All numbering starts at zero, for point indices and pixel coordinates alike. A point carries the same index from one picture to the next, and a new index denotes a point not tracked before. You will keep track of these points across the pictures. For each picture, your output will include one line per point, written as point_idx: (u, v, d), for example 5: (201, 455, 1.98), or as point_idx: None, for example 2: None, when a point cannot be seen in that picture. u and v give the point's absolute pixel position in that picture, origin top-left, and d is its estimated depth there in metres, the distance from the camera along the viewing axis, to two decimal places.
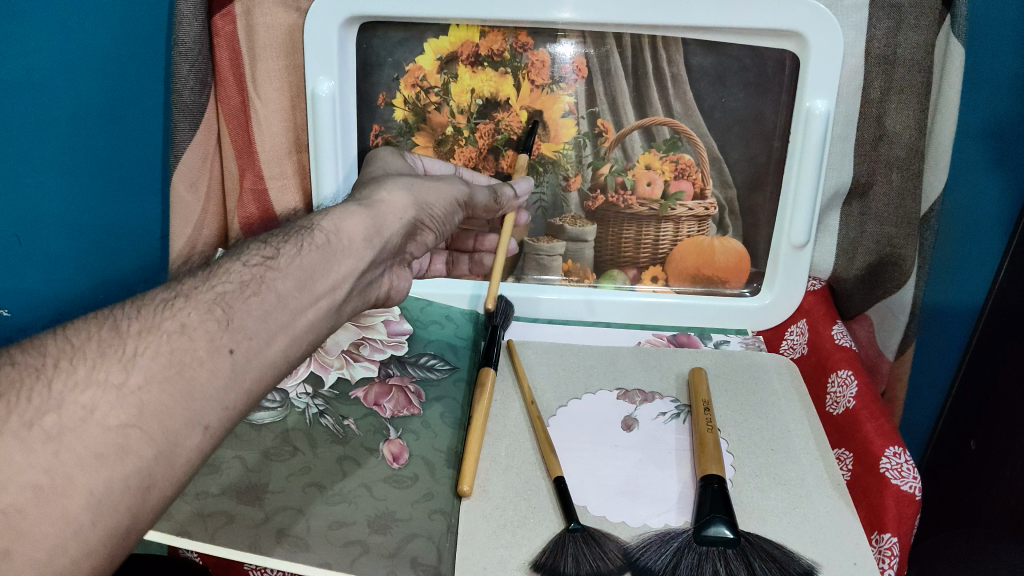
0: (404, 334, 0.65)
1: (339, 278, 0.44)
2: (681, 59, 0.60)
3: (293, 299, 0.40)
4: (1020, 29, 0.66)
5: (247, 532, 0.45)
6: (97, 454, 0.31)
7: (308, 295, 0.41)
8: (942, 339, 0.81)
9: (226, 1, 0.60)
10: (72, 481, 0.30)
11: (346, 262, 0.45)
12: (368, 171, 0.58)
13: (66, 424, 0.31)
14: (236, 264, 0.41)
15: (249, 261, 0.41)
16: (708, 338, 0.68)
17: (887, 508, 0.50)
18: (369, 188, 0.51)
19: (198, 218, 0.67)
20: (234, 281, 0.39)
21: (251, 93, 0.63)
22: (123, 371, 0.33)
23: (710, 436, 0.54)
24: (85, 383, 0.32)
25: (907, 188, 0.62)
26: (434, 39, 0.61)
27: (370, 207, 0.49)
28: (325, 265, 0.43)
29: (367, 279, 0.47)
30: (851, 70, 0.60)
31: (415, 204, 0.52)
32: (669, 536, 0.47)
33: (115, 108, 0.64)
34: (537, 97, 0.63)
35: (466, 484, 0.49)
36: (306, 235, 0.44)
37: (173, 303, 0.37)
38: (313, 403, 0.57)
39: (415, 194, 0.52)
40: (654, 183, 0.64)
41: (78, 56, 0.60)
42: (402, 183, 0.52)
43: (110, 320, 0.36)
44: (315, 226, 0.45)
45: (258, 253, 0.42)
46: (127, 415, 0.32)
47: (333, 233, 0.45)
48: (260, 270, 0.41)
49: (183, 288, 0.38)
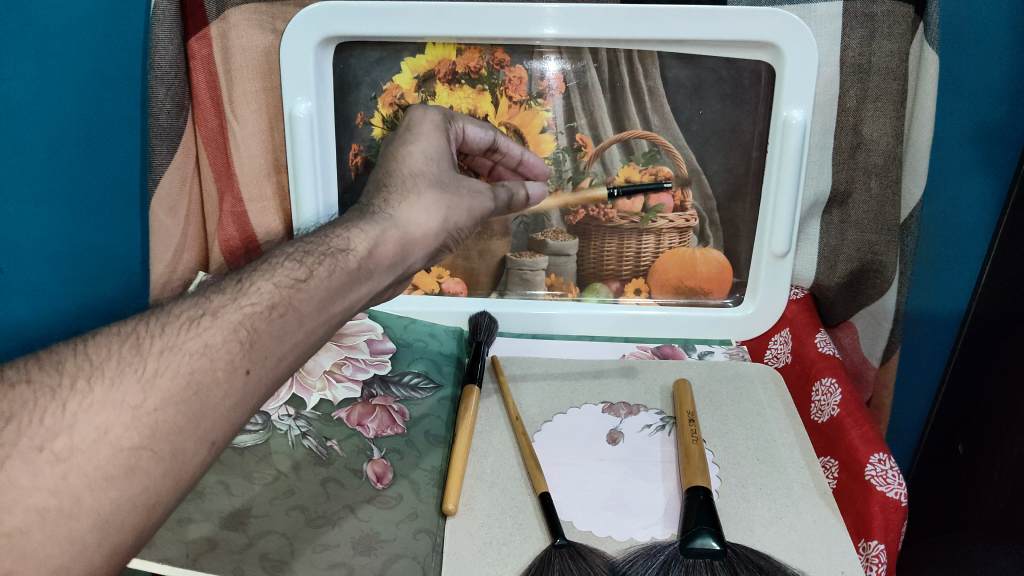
0: (388, 353, 0.65)
1: (354, 301, 0.42)
2: (657, 72, 0.60)
3: (311, 322, 0.38)
4: (994, 40, 0.67)
5: (230, 557, 0.45)
6: (106, 476, 0.30)
7: (325, 317, 0.39)
8: (927, 346, 0.82)
9: (202, 24, 0.60)
10: (80, 503, 0.29)
11: (366, 287, 0.42)
12: (396, 143, 0.51)
13: (77, 446, 0.30)
14: (265, 282, 0.38)
15: (279, 282, 0.38)
16: (692, 350, 0.68)
17: (873, 517, 0.50)
18: (403, 196, 0.46)
19: (179, 240, 0.67)
20: (263, 303, 0.37)
21: (229, 115, 0.63)
22: (140, 393, 0.32)
23: (695, 447, 0.54)
24: (100, 404, 0.31)
25: (885, 195, 0.63)
26: (411, 58, 0.61)
27: (399, 228, 0.45)
28: (347, 289, 0.41)
29: (376, 299, 0.45)
30: (826, 80, 0.60)
31: (445, 227, 0.47)
32: (655, 548, 0.47)
33: (92, 129, 0.64)
34: (516, 113, 0.63)
35: (451, 502, 0.49)
36: (338, 257, 0.41)
37: (199, 322, 0.35)
38: (296, 425, 0.57)
39: (448, 214, 0.48)
40: (634, 197, 0.64)
41: (58, 77, 0.60)
42: (438, 201, 0.47)
43: (132, 336, 0.34)
44: (351, 246, 0.42)
45: (288, 272, 0.39)
46: (140, 436, 0.31)
47: (365, 258, 0.42)
48: (289, 294, 0.38)
49: (209, 304, 0.36)
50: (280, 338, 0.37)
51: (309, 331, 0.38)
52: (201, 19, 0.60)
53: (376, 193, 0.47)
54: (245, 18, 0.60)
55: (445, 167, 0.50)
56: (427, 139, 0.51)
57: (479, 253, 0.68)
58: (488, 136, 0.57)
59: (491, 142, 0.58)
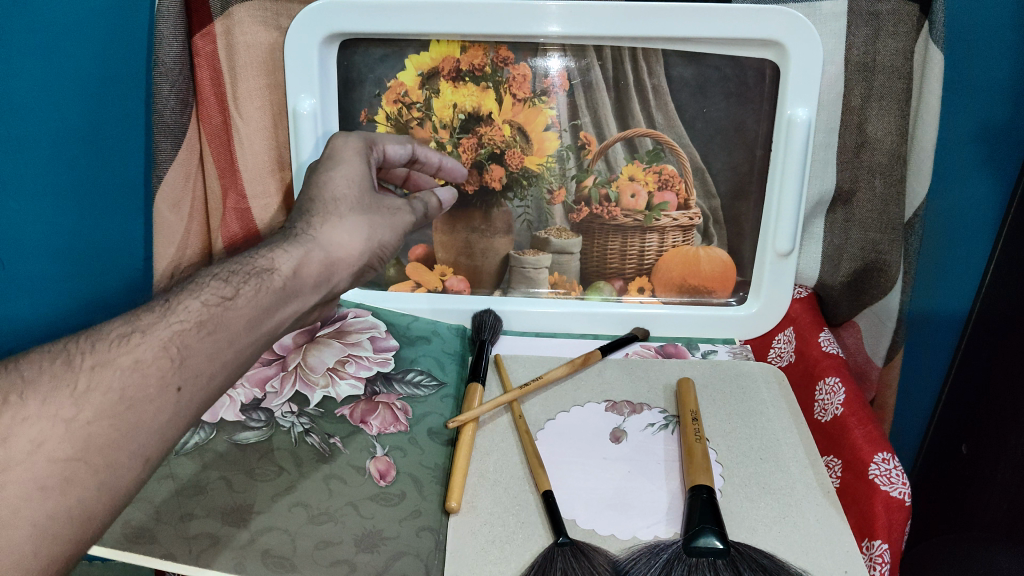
0: (390, 351, 0.65)
1: (283, 318, 0.45)
2: (662, 70, 0.60)
3: (239, 338, 0.41)
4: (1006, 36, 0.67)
5: (231, 554, 0.44)
6: (42, 487, 0.32)
7: (254, 334, 0.42)
8: (931, 345, 0.82)
9: (205, 21, 0.60)
10: (17, 513, 0.31)
11: (291, 305, 0.45)
12: (318, 172, 0.51)
13: (13, 458, 0.31)
14: (193, 300, 0.40)
15: (207, 299, 0.40)
16: (696, 348, 0.68)
17: (877, 516, 0.50)
18: (325, 219, 0.49)
19: (182, 237, 0.67)
20: (191, 318, 0.39)
21: (233, 111, 0.63)
22: (74, 407, 0.33)
23: (699, 446, 0.53)
24: (36, 418, 0.32)
25: (889, 195, 0.63)
26: (415, 55, 0.61)
27: (322, 249, 0.47)
28: (275, 307, 0.43)
29: (302, 317, 0.48)
30: (830, 79, 0.60)
31: (370, 245, 0.50)
32: (658, 548, 0.47)
33: (93, 126, 0.64)
34: (521, 110, 0.62)
35: (455, 500, 0.49)
36: (266, 276, 0.44)
37: (128, 339, 0.37)
38: (299, 422, 0.57)
39: (372, 233, 0.50)
40: (638, 195, 0.64)
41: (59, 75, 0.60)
42: (361, 222, 0.50)
43: (64, 353, 0.36)
44: (275, 266, 0.45)
45: (215, 290, 0.41)
46: (74, 449, 0.33)
47: (291, 277, 0.45)
48: (217, 311, 0.40)
49: (139, 321, 0.38)
50: (209, 352, 0.39)
51: (237, 349, 0.41)
52: (205, 15, 0.60)
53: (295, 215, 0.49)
54: (250, 15, 0.60)
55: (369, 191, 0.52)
56: (352, 163, 0.52)
57: (482, 251, 0.68)
58: (405, 150, 0.59)
59: (408, 155, 0.59)
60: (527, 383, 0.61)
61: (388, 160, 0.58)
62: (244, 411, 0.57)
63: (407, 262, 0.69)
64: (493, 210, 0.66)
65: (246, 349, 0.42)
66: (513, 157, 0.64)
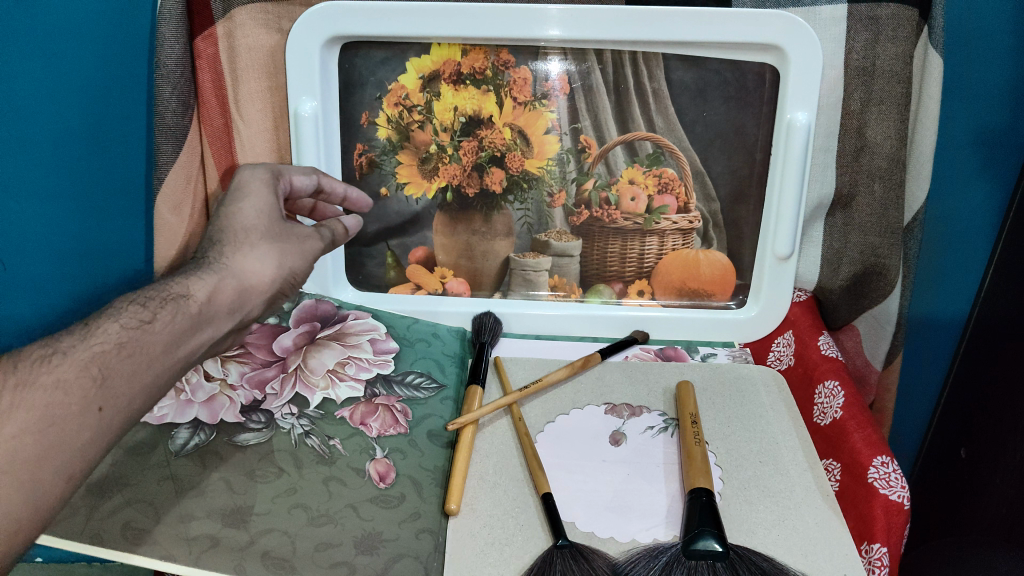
0: (390, 352, 0.64)
1: (198, 345, 0.44)
2: (662, 74, 0.61)
3: (160, 360, 0.41)
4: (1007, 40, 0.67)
5: (231, 555, 0.44)
6: None
7: (172, 357, 0.42)
8: (930, 350, 0.82)
9: (208, 23, 0.61)
10: None
11: (205, 332, 0.44)
12: (224, 204, 0.48)
13: None
14: (111, 323, 0.40)
15: (126, 322, 0.40)
16: (695, 351, 0.68)
17: (875, 520, 0.50)
18: (236, 247, 0.46)
19: (183, 242, 0.66)
20: (112, 340, 0.39)
21: (234, 114, 0.64)
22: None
23: (698, 450, 0.54)
24: None
25: (888, 199, 0.63)
26: (416, 58, 0.61)
27: (236, 277, 0.45)
28: (189, 334, 0.43)
29: (218, 343, 0.47)
30: (829, 84, 0.60)
31: (281, 274, 0.48)
32: (658, 551, 0.47)
33: (100, 125, 0.64)
34: (521, 114, 0.63)
35: (454, 502, 0.50)
36: (181, 302, 0.43)
37: (50, 359, 0.37)
38: (298, 423, 0.56)
39: (284, 260, 0.48)
40: (638, 198, 0.64)
41: (63, 74, 0.60)
42: (273, 250, 0.47)
43: None
44: (189, 293, 0.43)
45: (132, 313, 0.41)
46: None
47: (205, 303, 0.44)
48: (136, 334, 0.40)
49: (59, 343, 0.38)
50: (130, 374, 0.39)
51: (158, 372, 0.41)
52: (207, 18, 0.60)
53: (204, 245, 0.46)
54: (251, 18, 0.60)
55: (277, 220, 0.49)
56: (257, 194, 0.49)
57: (482, 254, 0.68)
58: (312, 180, 0.56)
59: (313, 184, 0.56)
60: (526, 385, 0.61)
61: (295, 191, 0.55)
62: (244, 412, 0.56)
63: (406, 264, 0.69)
64: (493, 213, 0.66)
65: (166, 375, 0.42)
66: (514, 160, 0.64)
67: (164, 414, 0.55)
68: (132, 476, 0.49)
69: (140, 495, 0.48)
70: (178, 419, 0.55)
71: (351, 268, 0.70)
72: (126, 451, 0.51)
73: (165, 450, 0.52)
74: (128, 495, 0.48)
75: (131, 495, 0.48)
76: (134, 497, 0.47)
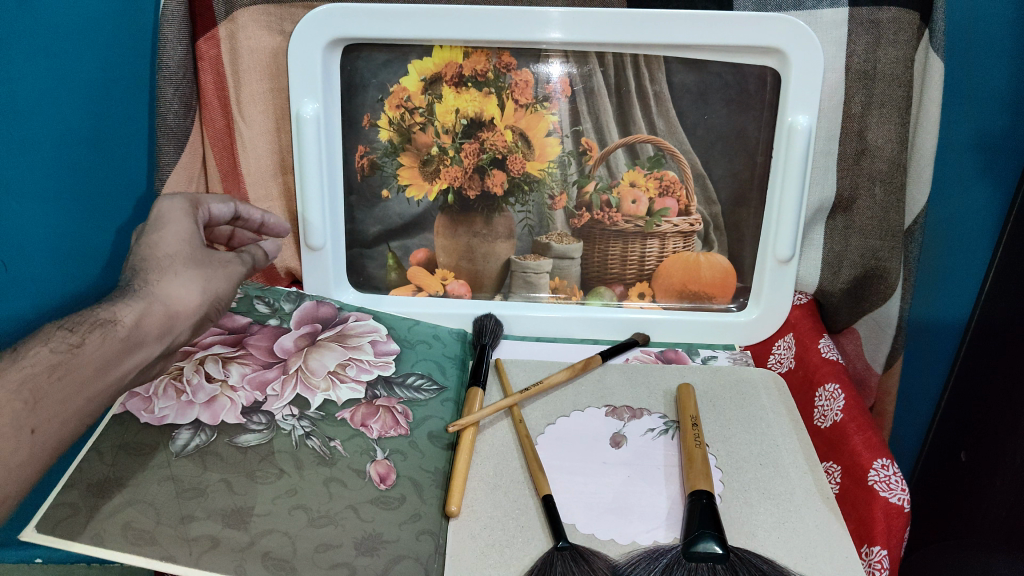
0: (391, 354, 0.63)
1: (128, 369, 0.46)
2: (663, 77, 0.61)
3: (90, 384, 0.43)
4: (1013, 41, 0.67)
5: (231, 556, 0.44)
6: None
7: (102, 380, 0.44)
8: (930, 354, 0.82)
9: (210, 25, 0.61)
10: None
11: (135, 356, 0.46)
12: (144, 233, 0.51)
13: None
14: (42, 346, 0.42)
15: (57, 346, 0.42)
16: (696, 353, 0.68)
17: (876, 523, 0.50)
18: (161, 273, 0.48)
19: None
20: (43, 363, 0.41)
21: (236, 115, 0.63)
22: None
23: (699, 452, 0.54)
24: None
25: (889, 202, 0.63)
26: (418, 60, 0.62)
27: (162, 302, 0.47)
28: (119, 359, 0.45)
29: (147, 367, 0.48)
30: (830, 87, 0.60)
31: (205, 299, 0.50)
32: (658, 553, 0.47)
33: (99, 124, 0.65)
34: (523, 116, 0.63)
35: (454, 504, 0.50)
36: (110, 326, 0.44)
37: None
38: (299, 425, 0.55)
39: (206, 287, 0.50)
40: (639, 201, 0.65)
41: (68, 71, 0.60)
42: (195, 276, 0.50)
43: None
44: (118, 317, 0.45)
45: (63, 338, 0.43)
46: None
47: (133, 327, 0.45)
48: (68, 357, 0.42)
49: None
50: (62, 394, 0.41)
51: (88, 396, 0.43)
52: (209, 20, 0.61)
53: (127, 271, 0.48)
54: (254, 20, 0.60)
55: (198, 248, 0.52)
56: (177, 223, 0.52)
57: (483, 256, 0.68)
58: (229, 208, 0.58)
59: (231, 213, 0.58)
60: (526, 387, 0.61)
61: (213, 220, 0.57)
62: (245, 413, 0.54)
63: (407, 265, 0.69)
64: (494, 215, 0.66)
65: (97, 397, 0.44)
66: (515, 163, 0.64)
67: (164, 414, 0.53)
68: (132, 477, 0.48)
69: (141, 496, 0.47)
70: (179, 419, 0.53)
71: (351, 269, 0.70)
72: (126, 451, 0.50)
73: (165, 452, 0.51)
74: (128, 496, 0.47)
75: (131, 496, 0.47)
76: (135, 498, 0.47)
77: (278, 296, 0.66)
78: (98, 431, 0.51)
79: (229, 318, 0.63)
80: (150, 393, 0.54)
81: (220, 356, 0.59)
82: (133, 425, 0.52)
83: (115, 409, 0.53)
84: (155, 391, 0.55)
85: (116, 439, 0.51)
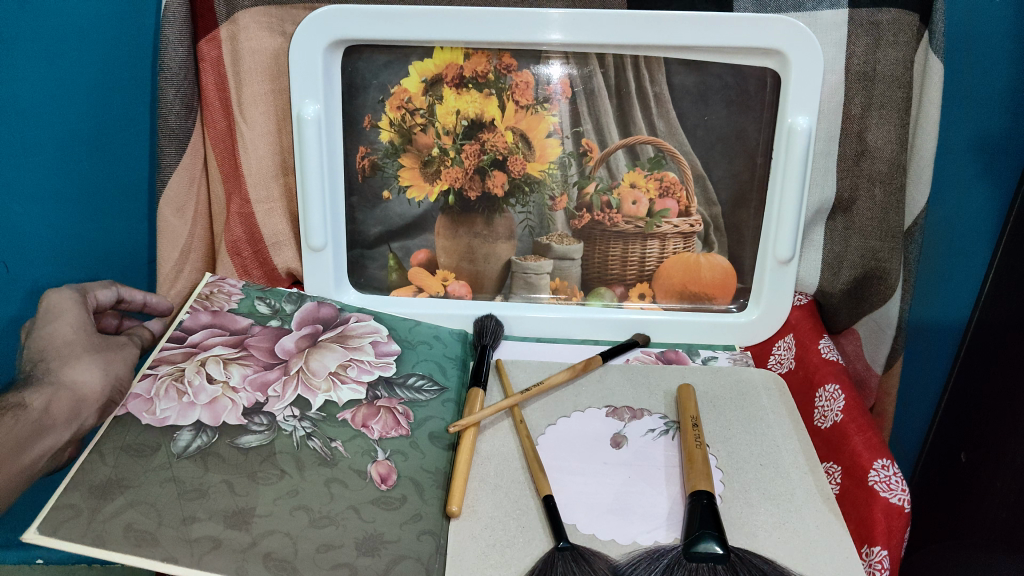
0: (392, 355, 0.63)
1: (45, 449, 0.50)
2: (663, 78, 0.61)
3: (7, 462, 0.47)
4: (1015, 41, 0.68)
5: (234, 557, 0.45)
6: None
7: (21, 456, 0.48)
8: (930, 354, 0.82)
9: (211, 27, 0.61)
10: None
11: (49, 438, 0.50)
12: (35, 329, 0.56)
13: None
14: None
15: None
16: (696, 354, 0.67)
17: (876, 523, 0.50)
18: (62, 363, 0.54)
19: (185, 241, 0.67)
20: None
21: (238, 117, 0.64)
22: None
23: (699, 452, 0.54)
24: None
25: (889, 202, 0.63)
26: (419, 62, 0.62)
27: (67, 389, 0.53)
28: (33, 438, 0.49)
29: (60, 454, 0.52)
30: (830, 88, 0.60)
31: (108, 381, 0.55)
32: (658, 553, 0.47)
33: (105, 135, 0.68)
34: (523, 117, 0.63)
35: (455, 505, 0.50)
36: (18, 409, 0.49)
37: None
38: (300, 426, 0.55)
39: (108, 370, 0.56)
40: (639, 202, 0.65)
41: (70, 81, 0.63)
42: (95, 361, 0.55)
43: None
44: (26, 403, 0.50)
45: None
46: None
47: (42, 410, 0.50)
48: None
49: None
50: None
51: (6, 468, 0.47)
52: (210, 22, 0.61)
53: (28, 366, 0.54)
54: (255, 21, 0.60)
55: (91, 336, 0.58)
56: (67, 313, 0.57)
57: (484, 257, 0.68)
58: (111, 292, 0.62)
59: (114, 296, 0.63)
60: (527, 388, 0.61)
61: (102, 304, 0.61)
62: (246, 414, 0.54)
63: (408, 266, 0.69)
64: (495, 216, 0.66)
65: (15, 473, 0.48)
66: (515, 164, 0.64)
67: (166, 416, 0.53)
68: (134, 478, 0.48)
69: (143, 497, 0.47)
70: (180, 421, 0.53)
71: (352, 270, 0.70)
72: (127, 453, 0.50)
73: (167, 452, 0.51)
74: (130, 497, 0.47)
75: (133, 497, 0.47)
76: (136, 499, 0.47)
77: (279, 297, 0.66)
78: (100, 432, 0.51)
79: (230, 319, 0.62)
80: (151, 395, 0.54)
81: (222, 357, 0.59)
82: (134, 427, 0.52)
83: (116, 411, 0.53)
84: (155, 393, 0.54)
85: (117, 441, 0.51)
